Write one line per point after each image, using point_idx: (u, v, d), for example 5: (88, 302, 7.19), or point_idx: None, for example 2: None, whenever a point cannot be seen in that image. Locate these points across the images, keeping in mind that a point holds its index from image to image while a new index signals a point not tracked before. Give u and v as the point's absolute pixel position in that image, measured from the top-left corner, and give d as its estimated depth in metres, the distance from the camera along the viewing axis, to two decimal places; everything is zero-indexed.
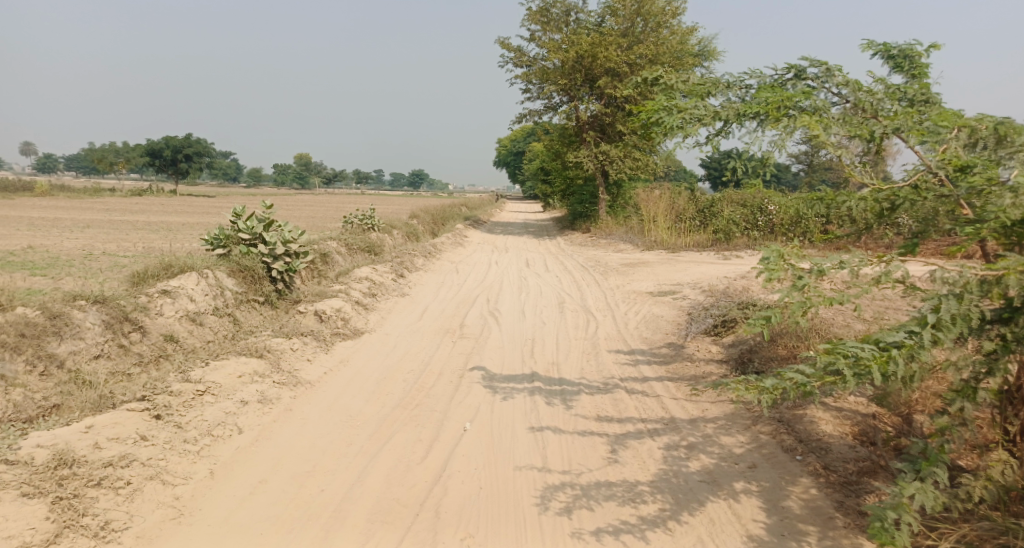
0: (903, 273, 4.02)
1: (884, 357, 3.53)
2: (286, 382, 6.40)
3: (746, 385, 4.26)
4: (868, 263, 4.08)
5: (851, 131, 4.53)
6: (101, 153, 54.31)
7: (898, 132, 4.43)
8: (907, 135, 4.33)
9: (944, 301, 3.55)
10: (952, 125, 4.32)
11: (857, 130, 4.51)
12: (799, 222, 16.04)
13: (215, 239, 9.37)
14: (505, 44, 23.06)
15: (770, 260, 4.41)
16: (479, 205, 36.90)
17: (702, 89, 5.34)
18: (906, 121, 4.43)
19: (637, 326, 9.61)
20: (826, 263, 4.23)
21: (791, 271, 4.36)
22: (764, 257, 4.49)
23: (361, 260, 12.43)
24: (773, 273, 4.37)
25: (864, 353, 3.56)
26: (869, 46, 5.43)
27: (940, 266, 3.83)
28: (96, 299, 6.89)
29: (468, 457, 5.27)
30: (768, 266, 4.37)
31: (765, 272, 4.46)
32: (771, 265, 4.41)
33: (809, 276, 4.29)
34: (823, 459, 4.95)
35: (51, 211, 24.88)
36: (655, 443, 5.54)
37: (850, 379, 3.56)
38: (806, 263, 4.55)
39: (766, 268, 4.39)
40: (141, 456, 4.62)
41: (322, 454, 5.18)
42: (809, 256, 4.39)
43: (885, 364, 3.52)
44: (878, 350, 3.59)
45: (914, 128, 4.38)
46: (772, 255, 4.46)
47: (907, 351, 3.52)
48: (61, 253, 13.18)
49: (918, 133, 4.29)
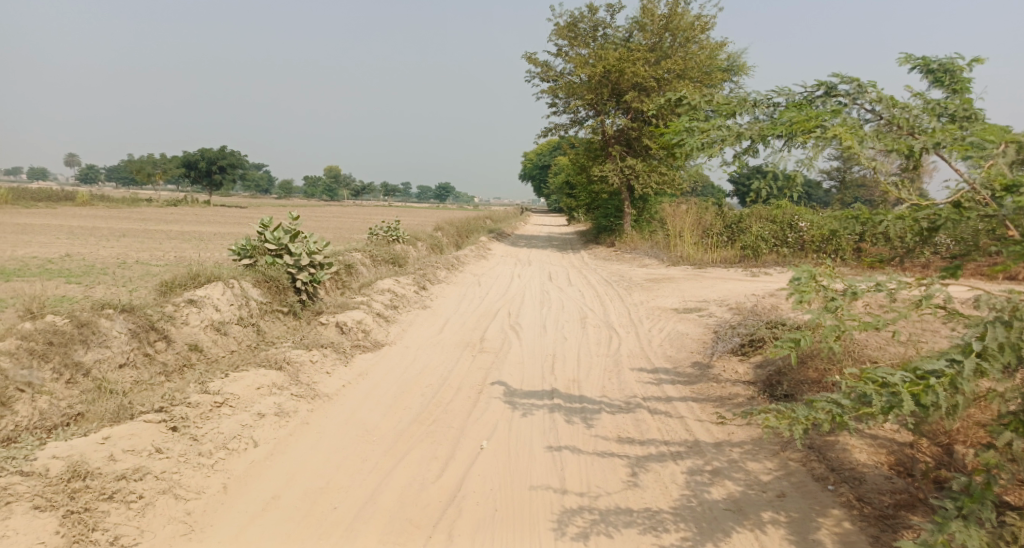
0: (944, 298, 3.86)
1: (920, 386, 3.39)
2: (303, 395, 6.36)
3: (777, 412, 4.13)
4: (906, 286, 3.94)
5: (887, 146, 4.36)
6: (138, 162, 55.63)
7: (938, 147, 4.28)
8: (948, 150, 4.17)
9: (989, 328, 3.38)
10: (998, 141, 4.13)
11: (895, 145, 4.36)
12: (830, 239, 15.69)
13: (242, 249, 9.43)
14: (533, 59, 23.14)
15: (801, 280, 4.26)
16: (504, 218, 36.96)
17: (728, 107, 5.17)
18: (947, 137, 4.27)
19: (662, 343, 9.44)
20: (860, 284, 4.09)
21: (823, 293, 4.20)
22: (794, 277, 4.33)
23: (384, 272, 12.44)
24: (804, 295, 4.21)
25: (896, 380, 3.44)
26: (907, 59, 5.27)
27: (986, 291, 3.64)
28: (123, 308, 6.94)
29: (483, 476, 5.15)
30: (799, 287, 4.22)
31: (795, 293, 4.29)
32: (801, 287, 4.25)
33: (843, 298, 4.13)
34: (857, 490, 4.77)
35: (89, 220, 25.51)
36: (679, 467, 5.38)
37: (880, 407, 3.44)
38: (838, 284, 4.38)
39: (797, 289, 4.23)
40: (155, 469, 4.60)
41: (336, 470, 5.12)
42: (842, 277, 4.24)
43: (921, 393, 3.38)
44: (913, 379, 3.46)
45: (957, 143, 4.22)
46: (803, 276, 4.29)
47: (946, 381, 3.37)
48: (95, 261, 13.43)
49: (962, 148, 4.12)
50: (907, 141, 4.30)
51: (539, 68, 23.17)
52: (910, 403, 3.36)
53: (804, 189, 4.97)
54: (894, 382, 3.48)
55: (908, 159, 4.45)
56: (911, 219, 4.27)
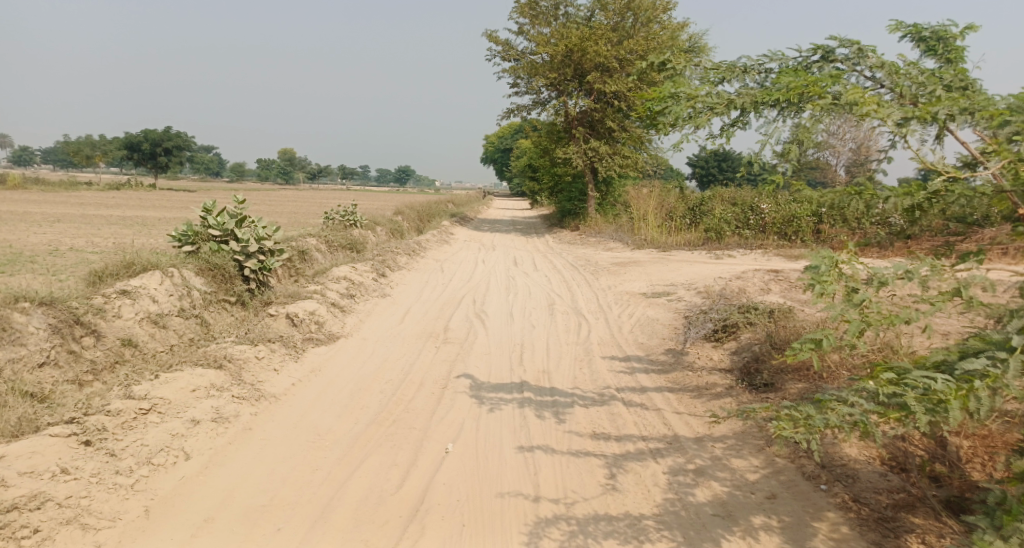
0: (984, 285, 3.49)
1: (963, 391, 3.09)
2: (247, 397, 5.74)
3: (786, 417, 3.70)
4: (939, 272, 3.54)
5: (907, 113, 3.88)
6: (77, 145, 53.07)
7: (966, 113, 3.85)
8: (981, 116, 3.72)
9: None
10: None
11: (916, 111, 3.89)
12: (792, 220, 15.54)
13: (183, 236, 8.68)
14: (493, 37, 22.46)
15: (821, 270, 3.75)
16: (465, 202, 36.24)
17: (716, 75, 4.79)
18: (975, 101, 3.81)
19: (632, 330, 9.02)
20: (886, 272, 3.64)
21: (845, 283, 3.73)
22: (813, 266, 3.81)
23: (341, 259, 11.76)
24: (824, 287, 3.70)
25: (940, 386, 3.13)
26: (898, 27, 4.86)
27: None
28: (42, 301, 6.18)
29: (449, 486, 4.64)
30: (819, 278, 3.71)
31: (814, 285, 3.80)
32: (822, 277, 3.74)
33: (868, 288, 3.67)
34: (852, 489, 4.39)
35: (21, 204, 23.75)
36: (658, 467, 4.94)
37: (920, 416, 3.14)
38: (861, 272, 3.85)
39: (818, 282, 3.72)
40: (58, 495, 3.97)
41: (281, 483, 4.54)
42: (865, 264, 3.77)
43: (964, 399, 3.09)
44: (954, 383, 3.15)
45: (989, 110, 3.76)
46: (825, 264, 3.78)
47: (990, 384, 3.09)
48: (24, 249, 12.40)
49: (1000, 114, 3.58)
50: (930, 106, 3.81)
51: (501, 47, 22.47)
52: (957, 412, 3.05)
53: (776, 182, 4.52)
54: (935, 389, 3.16)
55: (927, 124, 3.94)
56: (921, 196, 3.91)
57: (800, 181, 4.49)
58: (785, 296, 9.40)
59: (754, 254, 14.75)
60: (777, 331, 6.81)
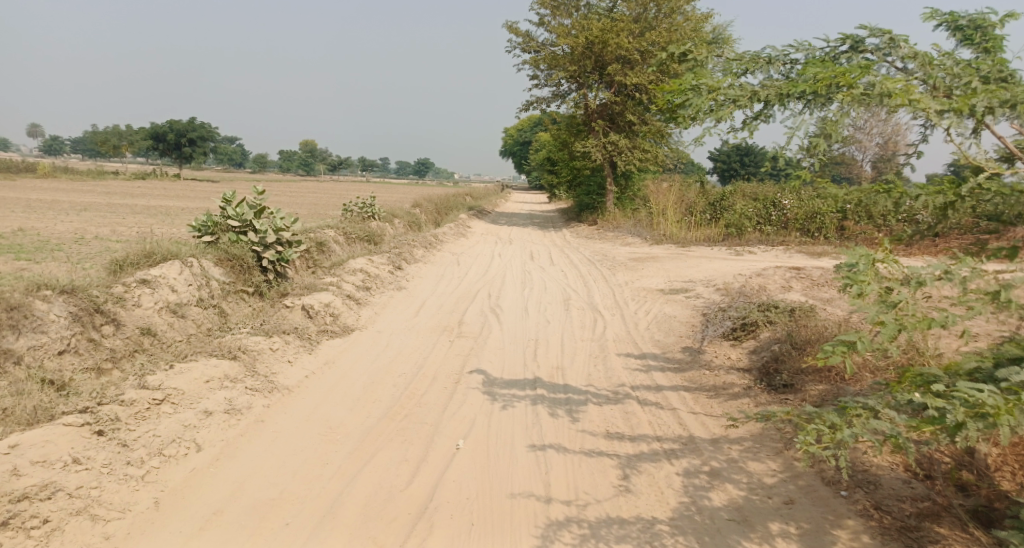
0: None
1: (1012, 405, 3.01)
2: (261, 388, 5.74)
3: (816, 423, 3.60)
4: (980, 274, 3.44)
5: (943, 106, 3.76)
6: (103, 134, 53.79)
7: (1006, 106, 3.73)
8: None
9: None
10: None
11: (952, 104, 3.76)
12: (815, 216, 15.30)
13: (203, 226, 8.75)
14: (513, 29, 22.31)
15: (859, 268, 3.61)
16: (483, 194, 36.18)
17: (739, 65, 4.67)
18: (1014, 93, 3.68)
19: (649, 327, 8.92)
20: (923, 272, 3.52)
21: (881, 283, 3.60)
22: (849, 264, 3.67)
23: (358, 250, 11.77)
24: (862, 286, 3.55)
25: (988, 399, 3.05)
26: (933, 15, 4.73)
27: None
28: (63, 289, 6.21)
29: (459, 484, 4.60)
30: (857, 277, 3.56)
31: (849, 283, 3.66)
32: (859, 275, 3.60)
33: (903, 289, 3.55)
34: (873, 496, 4.28)
35: (48, 193, 24.09)
36: (673, 469, 4.86)
37: (967, 429, 3.06)
38: (896, 272, 3.72)
39: (856, 281, 3.57)
40: (69, 485, 3.98)
41: (291, 477, 4.53)
42: (902, 263, 3.65)
43: (1013, 413, 3.01)
44: (1000, 396, 3.08)
45: None
46: (862, 262, 3.64)
47: None
48: (50, 236, 12.56)
49: None
50: (968, 99, 3.69)
51: (521, 39, 22.32)
52: (1007, 427, 2.97)
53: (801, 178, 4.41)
54: (982, 401, 3.08)
55: (965, 118, 3.81)
56: (953, 195, 3.80)
57: (823, 176, 4.45)
58: (807, 295, 9.24)
59: (775, 250, 14.54)
60: (798, 331, 6.67)
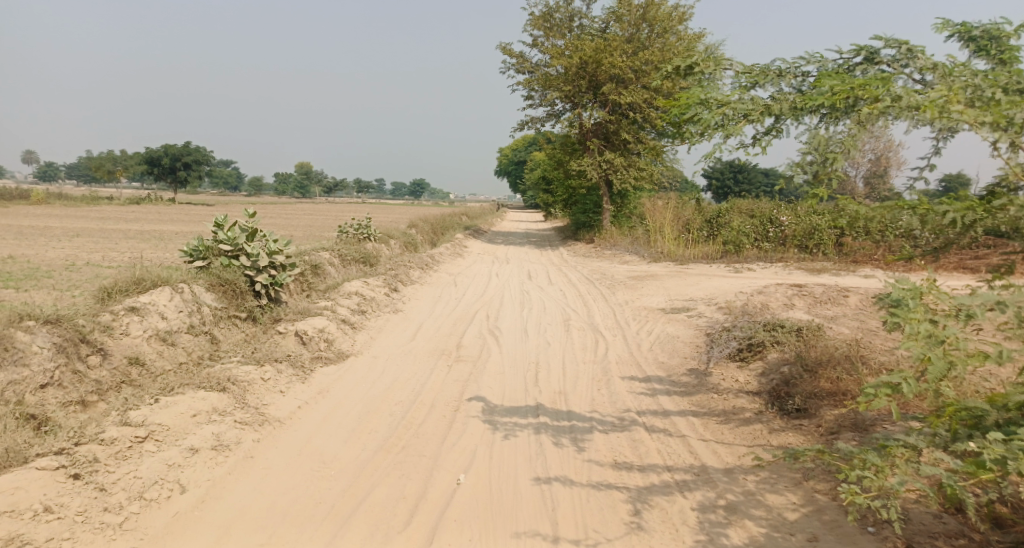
0: None
1: None
2: (250, 421, 5.47)
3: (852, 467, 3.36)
4: None
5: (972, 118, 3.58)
6: (98, 159, 53.59)
7: None
8: None
9: None
10: None
11: (980, 116, 3.58)
12: (813, 232, 15.15)
13: (194, 251, 8.49)
14: (507, 50, 22.31)
15: (906, 304, 3.40)
16: (480, 214, 36.01)
17: (749, 78, 4.51)
18: None
19: (652, 348, 8.68)
20: (975, 303, 3.34)
21: (929, 317, 3.40)
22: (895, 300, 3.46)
23: (354, 273, 11.53)
24: (911, 324, 3.34)
25: None
26: (944, 26, 4.58)
27: None
28: (46, 319, 5.93)
29: (460, 523, 4.33)
30: (905, 314, 3.36)
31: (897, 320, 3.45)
32: (907, 311, 3.39)
33: (955, 322, 3.37)
34: (902, 533, 4.02)
35: (42, 219, 23.86)
36: (687, 502, 4.60)
37: None
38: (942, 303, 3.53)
39: (903, 317, 3.37)
40: (37, 538, 3.75)
41: (282, 518, 4.26)
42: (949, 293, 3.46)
43: None
44: None
45: None
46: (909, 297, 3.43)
47: None
48: (40, 263, 12.28)
49: None
50: (998, 110, 3.51)
51: (515, 60, 22.31)
52: None
53: (817, 195, 4.21)
54: None
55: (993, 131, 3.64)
56: (982, 211, 3.61)
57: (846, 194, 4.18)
58: (811, 313, 9.02)
59: (775, 267, 14.36)
60: (807, 353, 6.44)
